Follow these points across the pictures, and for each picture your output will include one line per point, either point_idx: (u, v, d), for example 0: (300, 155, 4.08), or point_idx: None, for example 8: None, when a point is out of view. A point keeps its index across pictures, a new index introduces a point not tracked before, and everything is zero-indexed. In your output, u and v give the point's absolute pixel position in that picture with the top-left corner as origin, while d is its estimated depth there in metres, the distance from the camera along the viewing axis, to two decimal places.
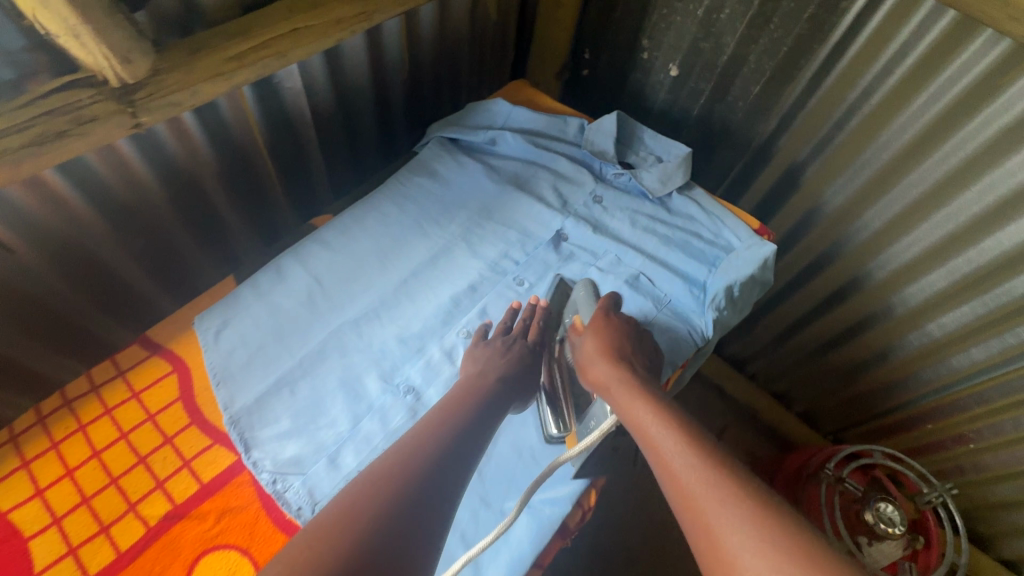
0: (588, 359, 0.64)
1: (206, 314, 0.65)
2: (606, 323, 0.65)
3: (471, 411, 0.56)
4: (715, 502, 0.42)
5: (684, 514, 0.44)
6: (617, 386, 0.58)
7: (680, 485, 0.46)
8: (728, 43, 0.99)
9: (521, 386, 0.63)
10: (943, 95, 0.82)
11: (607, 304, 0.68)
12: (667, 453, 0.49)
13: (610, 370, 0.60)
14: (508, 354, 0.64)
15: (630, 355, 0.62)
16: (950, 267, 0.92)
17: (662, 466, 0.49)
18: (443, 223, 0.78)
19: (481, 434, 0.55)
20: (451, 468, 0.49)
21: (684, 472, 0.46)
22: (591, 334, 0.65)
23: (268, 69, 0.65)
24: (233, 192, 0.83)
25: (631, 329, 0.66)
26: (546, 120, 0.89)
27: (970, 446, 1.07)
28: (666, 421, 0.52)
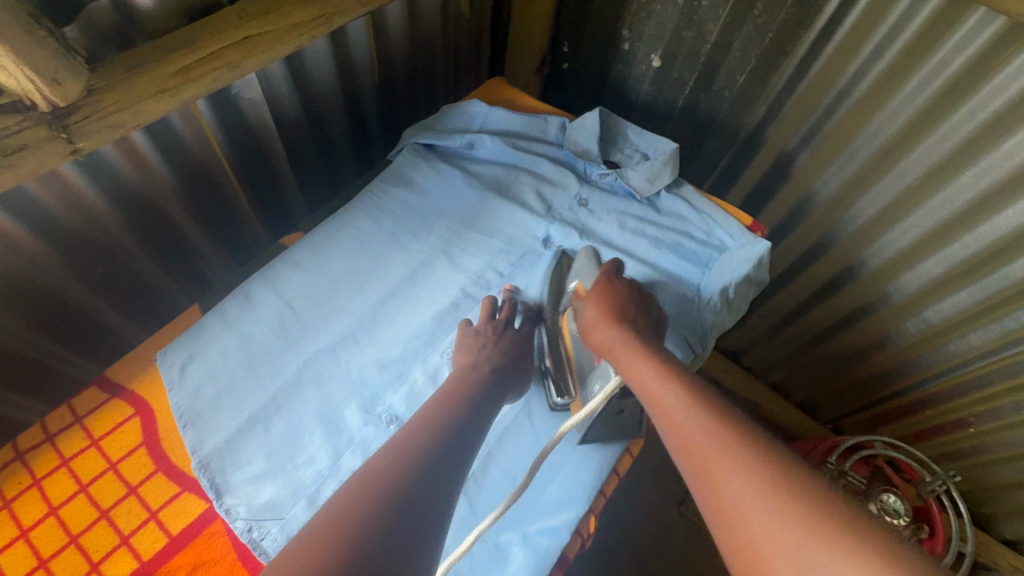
0: (590, 324, 0.60)
1: (170, 349, 0.61)
2: (609, 287, 0.62)
3: (457, 413, 0.53)
4: (722, 463, 0.40)
5: (692, 477, 0.42)
6: (619, 346, 0.55)
7: (685, 447, 0.43)
8: (711, 31, 0.95)
9: (504, 399, 0.60)
10: (935, 77, 0.79)
11: (611, 270, 0.65)
12: (669, 406, 0.47)
13: (612, 332, 0.56)
14: (498, 343, 0.63)
15: (632, 317, 0.59)
16: (947, 252, 0.89)
17: (665, 421, 0.47)
18: (421, 236, 0.74)
19: (468, 440, 0.51)
20: (438, 470, 0.45)
21: (690, 431, 0.43)
22: (593, 298, 0.61)
23: (219, 82, 0.61)
24: (197, 212, 0.78)
25: (634, 294, 0.62)
26: (525, 120, 0.85)
27: (970, 431, 1.05)
28: (670, 379, 0.49)
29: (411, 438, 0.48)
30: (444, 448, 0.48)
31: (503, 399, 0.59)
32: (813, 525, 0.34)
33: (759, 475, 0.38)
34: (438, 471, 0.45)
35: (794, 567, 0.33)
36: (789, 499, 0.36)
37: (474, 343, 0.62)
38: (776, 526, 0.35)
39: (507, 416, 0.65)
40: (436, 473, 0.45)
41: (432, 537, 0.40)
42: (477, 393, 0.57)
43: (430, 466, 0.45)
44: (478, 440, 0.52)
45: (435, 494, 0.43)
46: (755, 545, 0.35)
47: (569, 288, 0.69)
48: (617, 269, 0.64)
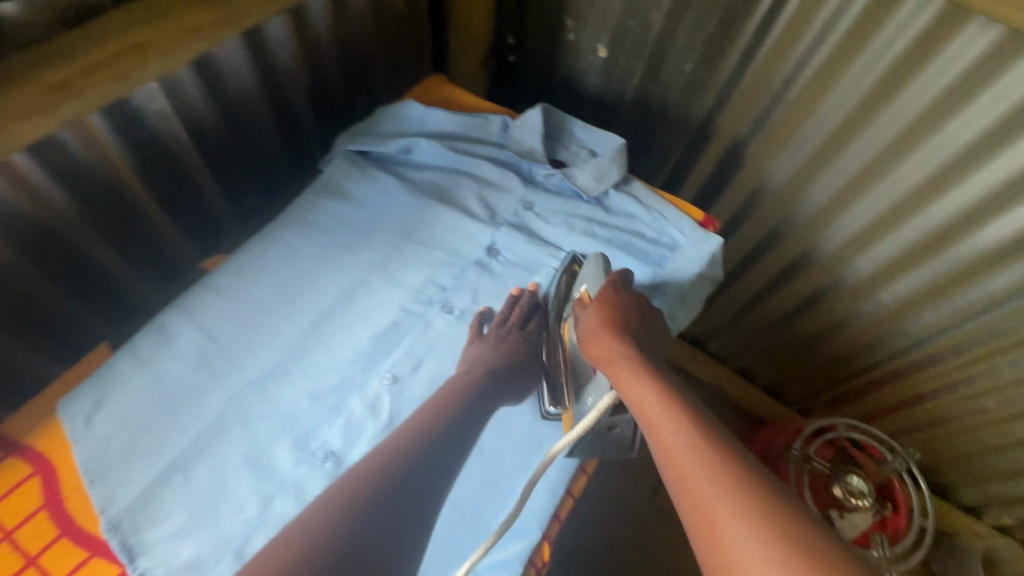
0: (589, 334, 0.58)
1: (73, 396, 0.55)
2: (614, 294, 0.60)
3: (444, 434, 0.52)
4: (719, 501, 0.40)
5: (684, 507, 0.42)
6: (619, 361, 0.54)
7: (681, 479, 0.43)
8: (655, 19, 0.92)
9: (496, 405, 0.59)
10: (878, 61, 0.78)
11: (617, 279, 0.61)
12: (663, 427, 0.47)
13: (612, 346, 0.55)
14: (501, 346, 0.62)
15: (636, 330, 0.58)
16: (897, 236, 0.90)
17: (659, 442, 0.47)
18: (356, 251, 0.69)
19: (447, 462, 0.51)
20: (420, 510, 0.46)
21: (686, 460, 0.43)
22: (596, 306, 0.59)
23: (108, 96, 0.54)
24: (112, 238, 0.71)
25: (640, 305, 0.61)
26: (463, 121, 0.81)
27: (928, 406, 1.07)
28: (667, 401, 0.49)
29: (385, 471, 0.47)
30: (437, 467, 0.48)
31: (496, 404, 0.59)
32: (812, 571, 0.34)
33: (755, 514, 0.38)
34: (412, 509, 0.45)
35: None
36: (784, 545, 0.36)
37: (481, 353, 0.61)
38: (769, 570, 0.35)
39: None
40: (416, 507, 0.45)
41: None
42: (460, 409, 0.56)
43: (404, 509, 0.45)
44: (461, 459, 0.52)
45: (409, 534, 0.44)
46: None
47: (574, 294, 0.65)
48: (626, 278, 0.62)
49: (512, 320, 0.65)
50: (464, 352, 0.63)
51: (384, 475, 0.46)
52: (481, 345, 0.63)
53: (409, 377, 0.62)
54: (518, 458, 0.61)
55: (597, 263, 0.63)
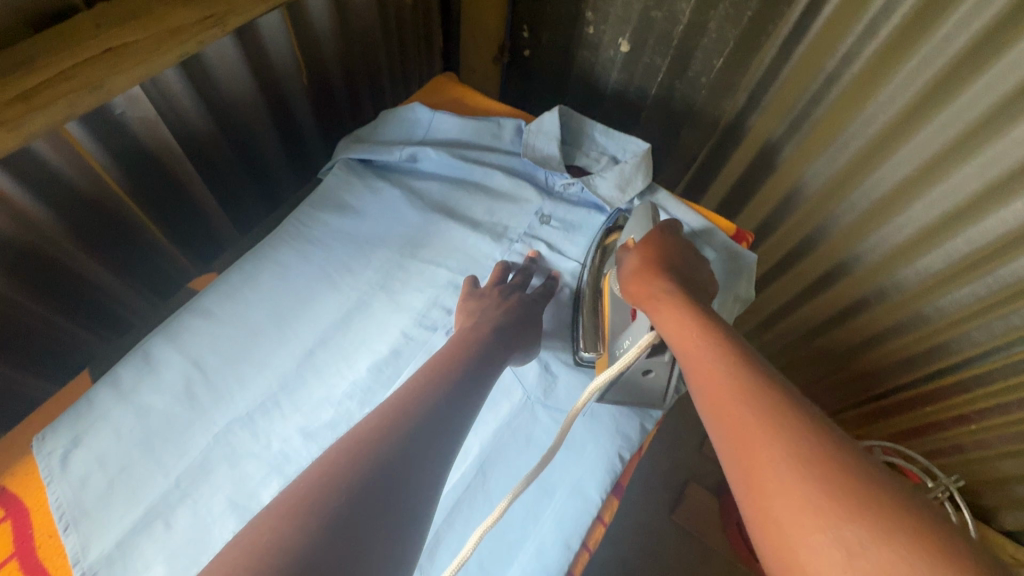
0: (630, 275, 0.55)
1: (49, 431, 0.51)
2: (658, 241, 0.55)
3: (461, 384, 0.48)
4: (761, 441, 0.36)
5: (724, 448, 0.38)
6: (664, 298, 0.49)
7: (725, 418, 0.39)
8: (682, 11, 0.85)
9: (507, 360, 0.55)
10: (936, 58, 0.69)
11: (665, 225, 0.58)
12: (705, 359, 0.43)
13: (657, 286, 0.50)
14: (503, 304, 0.59)
15: (682, 274, 0.53)
16: (947, 248, 0.81)
17: (696, 371, 0.43)
18: (356, 270, 0.64)
19: (464, 407, 0.46)
20: (430, 459, 0.40)
21: (729, 396, 0.40)
22: (640, 248, 0.55)
23: (77, 106, 0.49)
24: (101, 251, 0.67)
25: (687, 251, 0.55)
26: (473, 126, 0.74)
27: (971, 427, 0.98)
28: (714, 336, 0.44)
29: (410, 406, 0.43)
30: (441, 420, 0.43)
31: (509, 355, 0.55)
32: (849, 511, 0.31)
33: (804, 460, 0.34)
34: (428, 449, 0.41)
35: (832, 549, 0.30)
36: (837, 495, 0.32)
37: (478, 305, 0.58)
38: (812, 512, 0.32)
39: (459, 485, 0.56)
40: (428, 462, 0.40)
41: (409, 527, 0.36)
42: (464, 359, 0.51)
43: (426, 449, 0.41)
44: (475, 409, 0.47)
45: (422, 484, 0.39)
46: (790, 535, 0.32)
47: (618, 243, 0.63)
48: (673, 227, 0.57)
49: (513, 283, 0.63)
50: (461, 308, 0.59)
51: (409, 409, 0.43)
52: (478, 301, 0.59)
53: None
54: (527, 503, 0.55)
55: (645, 211, 0.60)
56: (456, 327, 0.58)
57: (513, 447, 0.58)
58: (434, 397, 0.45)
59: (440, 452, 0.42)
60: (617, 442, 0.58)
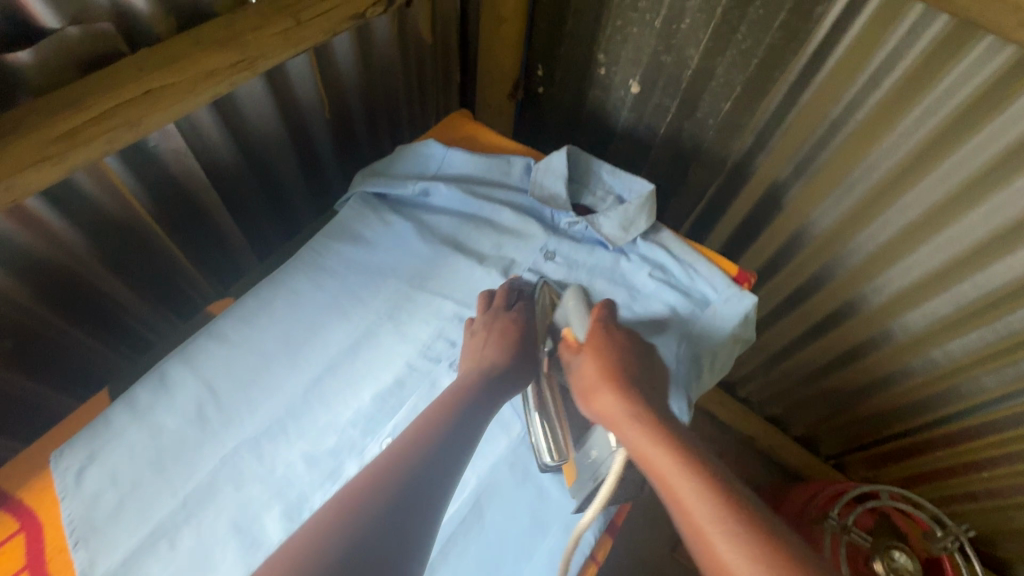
0: (587, 384, 0.54)
1: (67, 447, 0.53)
2: (609, 344, 0.56)
3: (460, 426, 0.50)
4: (738, 563, 0.37)
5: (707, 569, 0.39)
6: (623, 415, 0.49)
7: (702, 537, 0.40)
8: (691, 56, 0.88)
9: (502, 401, 0.57)
10: (938, 109, 0.71)
11: (603, 315, 0.60)
12: (670, 478, 0.43)
13: (614, 401, 0.51)
14: (494, 334, 0.60)
15: (636, 376, 0.54)
16: (954, 292, 0.81)
17: (665, 490, 0.43)
18: (366, 300, 0.66)
19: (462, 444, 0.48)
20: (430, 499, 0.42)
21: (700, 511, 0.40)
22: (589, 352, 0.55)
23: (116, 143, 0.53)
24: (127, 273, 0.70)
25: (632, 348, 0.57)
26: (484, 163, 0.77)
27: (984, 474, 0.96)
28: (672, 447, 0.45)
29: (406, 452, 0.45)
30: (440, 461, 0.45)
31: (507, 395, 0.57)
32: None
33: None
34: (431, 485, 0.43)
35: None
36: None
37: (476, 346, 0.60)
38: None
39: (455, 518, 0.56)
40: (429, 501, 0.42)
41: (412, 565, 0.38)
42: (465, 401, 0.53)
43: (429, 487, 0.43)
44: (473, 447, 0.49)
45: (424, 521, 0.40)
46: None
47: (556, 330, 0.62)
48: (610, 318, 0.59)
49: (496, 305, 0.63)
50: (466, 347, 0.62)
51: (404, 453, 0.44)
52: (472, 341, 0.61)
53: None
54: (522, 538, 0.56)
55: (576, 301, 0.62)
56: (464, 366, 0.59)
57: (511, 484, 0.59)
58: (438, 438, 0.47)
59: (440, 492, 0.43)
60: None
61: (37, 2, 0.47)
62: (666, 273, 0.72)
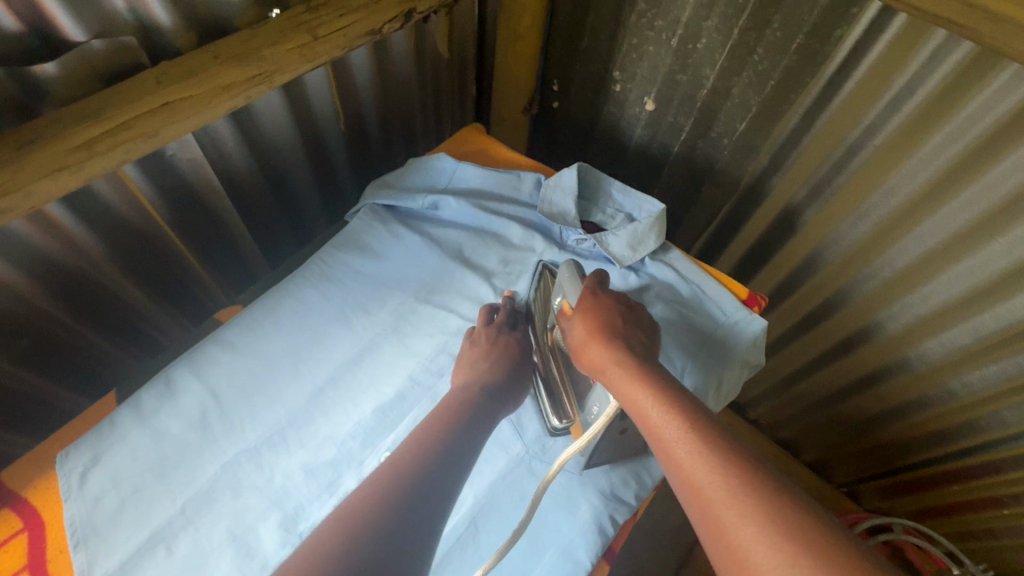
0: (580, 343, 0.56)
1: (73, 449, 0.54)
2: (597, 304, 0.57)
3: (453, 443, 0.50)
4: (709, 478, 0.39)
5: (678, 485, 0.41)
6: (609, 364, 0.52)
7: (672, 458, 0.42)
8: (707, 76, 0.87)
9: (497, 417, 0.58)
10: (960, 136, 0.69)
11: (594, 283, 0.60)
12: (654, 414, 0.46)
13: (603, 350, 0.53)
14: (491, 353, 0.62)
15: (623, 330, 0.55)
16: (975, 323, 0.79)
17: (649, 427, 0.46)
18: (372, 311, 0.67)
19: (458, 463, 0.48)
20: (433, 516, 0.42)
21: (673, 439, 0.43)
22: (580, 315, 0.57)
23: (133, 153, 0.54)
24: (142, 277, 0.72)
25: (622, 307, 0.58)
26: (494, 177, 0.78)
27: (1005, 511, 0.92)
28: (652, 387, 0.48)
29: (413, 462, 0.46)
30: (440, 478, 0.45)
31: (497, 417, 0.58)
32: (798, 545, 0.33)
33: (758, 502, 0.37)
34: (434, 502, 0.43)
35: None
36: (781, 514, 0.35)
37: (473, 358, 0.61)
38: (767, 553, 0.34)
39: (450, 536, 0.56)
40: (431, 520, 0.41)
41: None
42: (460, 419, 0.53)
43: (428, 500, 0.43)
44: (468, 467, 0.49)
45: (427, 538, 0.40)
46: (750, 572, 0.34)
47: (554, 305, 0.64)
48: (603, 282, 0.60)
49: (498, 321, 0.65)
50: (460, 360, 0.62)
51: (416, 455, 0.47)
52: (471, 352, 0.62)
53: None
54: (516, 561, 0.55)
55: (571, 269, 0.63)
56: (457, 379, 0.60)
57: (507, 502, 0.59)
58: (434, 455, 0.47)
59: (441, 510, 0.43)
60: (608, 504, 0.58)
61: (65, 16, 0.49)
62: (673, 293, 0.71)
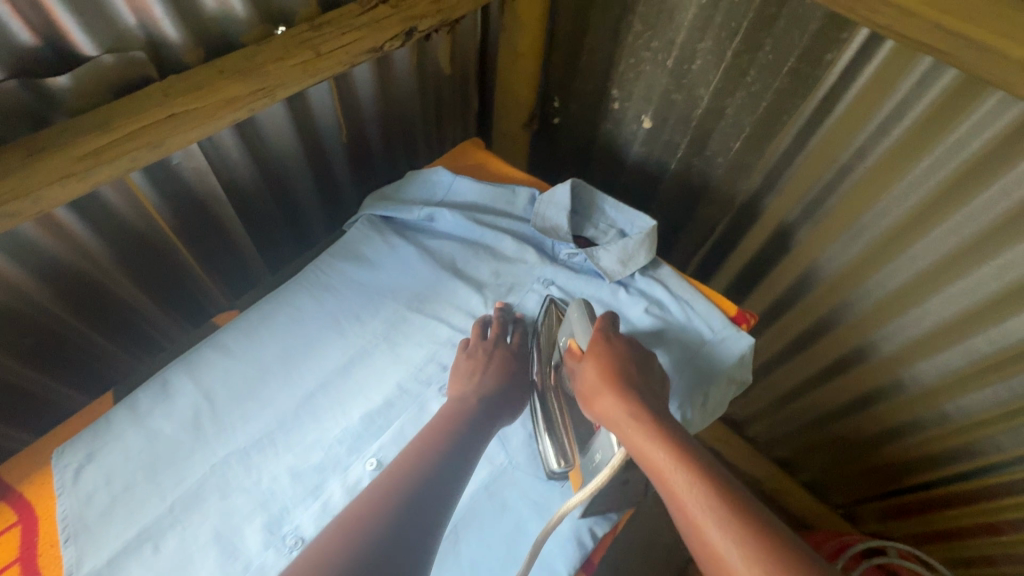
0: (589, 390, 0.56)
1: (69, 446, 0.56)
2: (608, 349, 0.57)
3: (447, 458, 0.51)
4: (723, 538, 0.41)
5: (698, 550, 0.43)
6: (625, 419, 0.51)
7: (686, 515, 0.44)
8: (702, 96, 0.89)
9: (494, 428, 0.59)
10: (949, 159, 0.70)
11: (606, 325, 0.60)
12: (663, 467, 0.47)
13: (614, 402, 0.53)
14: (488, 367, 0.63)
15: (634, 378, 0.55)
16: (968, 345, 0.79)
17: (660, 481, 0.47)
18: (365, 319, 0.68)
19: (444, 493, 0.48)
20: (426, 531, 0.44)
21: (687, 497, 0.45)
22: (590, 360, 0.57)
23: (139, 161, 0.57)
24: (144, 280, 0.74)
25: (635, 353, 0.58)
26: (489, 191, 0.79)
27: (1002, 538, 0.91)
28: (671, 448, 0.48)
29: (406, 477, 0.48)
30: (433, 491, 0.47)
31: (489, 435, 0.58)
32: None
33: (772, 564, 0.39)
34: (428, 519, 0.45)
35: None
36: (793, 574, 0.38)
37: (468, 367, 0.63)
38: None
39: None
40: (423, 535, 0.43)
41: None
42: (458, 430, 0.55)
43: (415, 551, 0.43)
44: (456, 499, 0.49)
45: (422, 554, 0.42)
46: None
47: (562, 345, 0.64)
48: (614, 325, 0.60)
49: (493, 336, 0.66)
50: (455, 369, 0.63)
51: (412, 472, 0.48)
52: (468, 362, 0.63)
53: None
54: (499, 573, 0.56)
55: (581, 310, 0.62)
56: (451, 390, 0.61)
57: (491, 513, 0.59)
58: (427, 473, 0.49)
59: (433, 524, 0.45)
60: (591, 516, 0.59)
61: (79, 31, 0.52)
62: (660, 309, 0.72)
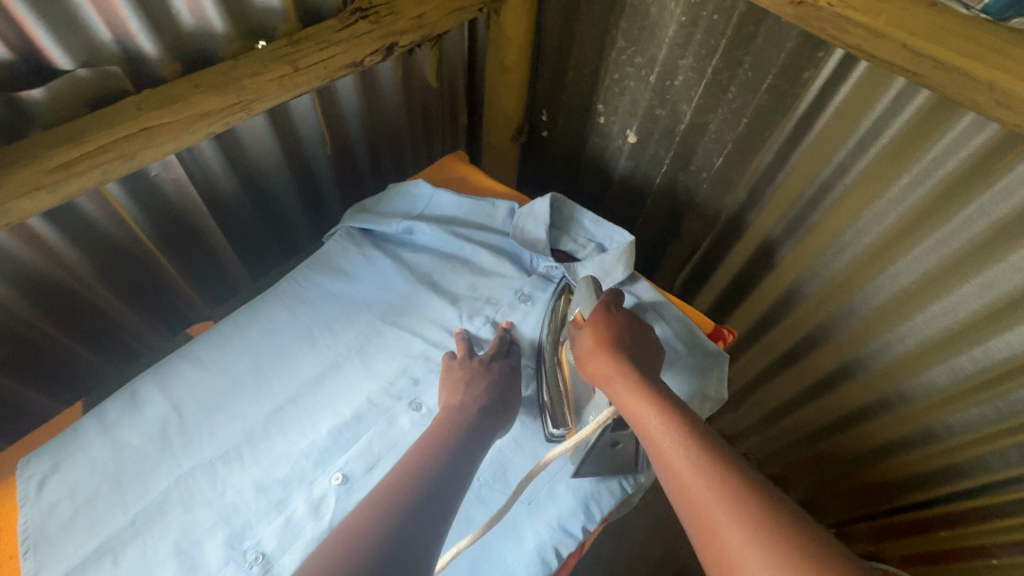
0: (586, 353, 0.58)
1: (35, 456, 0.56)
2: (607, 316, 0.59)
3: (443, 470, 0.50)
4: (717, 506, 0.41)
5: (689, 517, 0.43)
6: (618, 380, 0.53)
7: (678, 479, 0.44)
8: (684, 111, 0.89)
9: (490, 441, 0.57)
10: (928, 177, 0.70)
11: (609, 298, 0.61)
12: (659, 435, 0.48)
13: (609, 362, 0.54)
14: (485, 376, 0.62)
15: (630, 345, 0.57)
16: (953, 364, 0.78)
17: (656, 450, 0.47)
18: (338, 332, 0.68)
19: (437, 509, 0.47)
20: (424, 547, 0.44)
21: (681, 463, 0.45)
22: (589, 326, 0.59)
23: (111, 174, 0.57)
24: (121, 287, 0.74)
25: (633, 325, 0.59)
26: (469, 204, 0.80)
27: (993, 562, 0.88)
28: (669, 422, 0.48)
29: (400, 488, 0.47)
30: (432, 502, 0.47)
31: (487, 444, 0.56)
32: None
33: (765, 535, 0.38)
34: (425, 536, 0.44)
35: None
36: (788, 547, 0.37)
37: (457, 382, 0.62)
38: None
39: None
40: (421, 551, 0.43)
41: None
42: (454, 443, 0.54)
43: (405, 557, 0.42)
44: (452, 510, 0.48)
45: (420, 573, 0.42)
46: None
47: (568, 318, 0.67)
48: (616, 296, 0.62)
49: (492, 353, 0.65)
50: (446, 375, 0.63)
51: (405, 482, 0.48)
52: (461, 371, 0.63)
53: (360, 479, 0.60)
54: None
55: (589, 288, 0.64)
56: (444, 403, 0.60)
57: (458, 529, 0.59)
58: (419, 485, 0.48)
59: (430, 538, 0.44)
60: (555, 535, 0.58)
61: (54, 47, 0.53)
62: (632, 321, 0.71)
